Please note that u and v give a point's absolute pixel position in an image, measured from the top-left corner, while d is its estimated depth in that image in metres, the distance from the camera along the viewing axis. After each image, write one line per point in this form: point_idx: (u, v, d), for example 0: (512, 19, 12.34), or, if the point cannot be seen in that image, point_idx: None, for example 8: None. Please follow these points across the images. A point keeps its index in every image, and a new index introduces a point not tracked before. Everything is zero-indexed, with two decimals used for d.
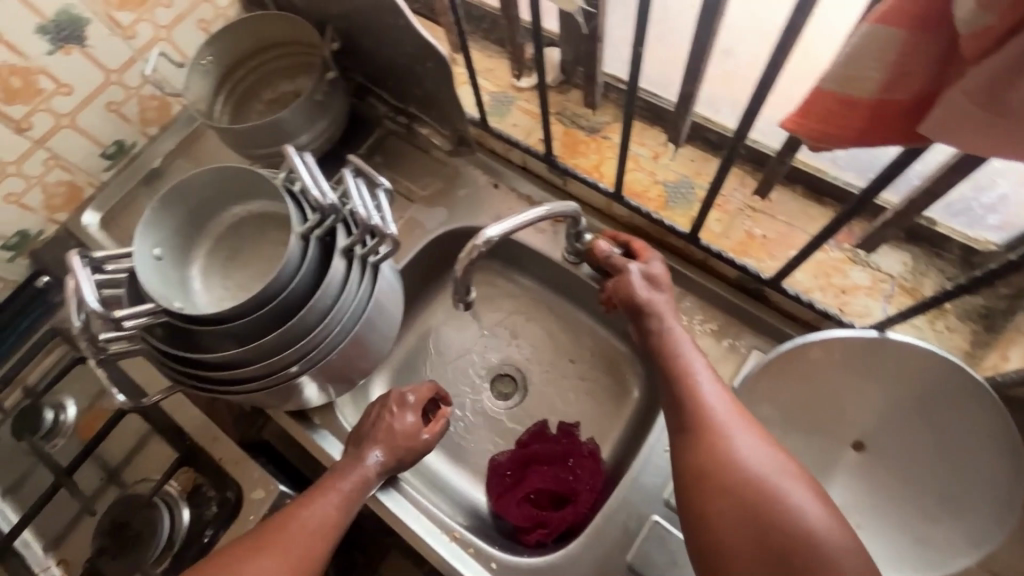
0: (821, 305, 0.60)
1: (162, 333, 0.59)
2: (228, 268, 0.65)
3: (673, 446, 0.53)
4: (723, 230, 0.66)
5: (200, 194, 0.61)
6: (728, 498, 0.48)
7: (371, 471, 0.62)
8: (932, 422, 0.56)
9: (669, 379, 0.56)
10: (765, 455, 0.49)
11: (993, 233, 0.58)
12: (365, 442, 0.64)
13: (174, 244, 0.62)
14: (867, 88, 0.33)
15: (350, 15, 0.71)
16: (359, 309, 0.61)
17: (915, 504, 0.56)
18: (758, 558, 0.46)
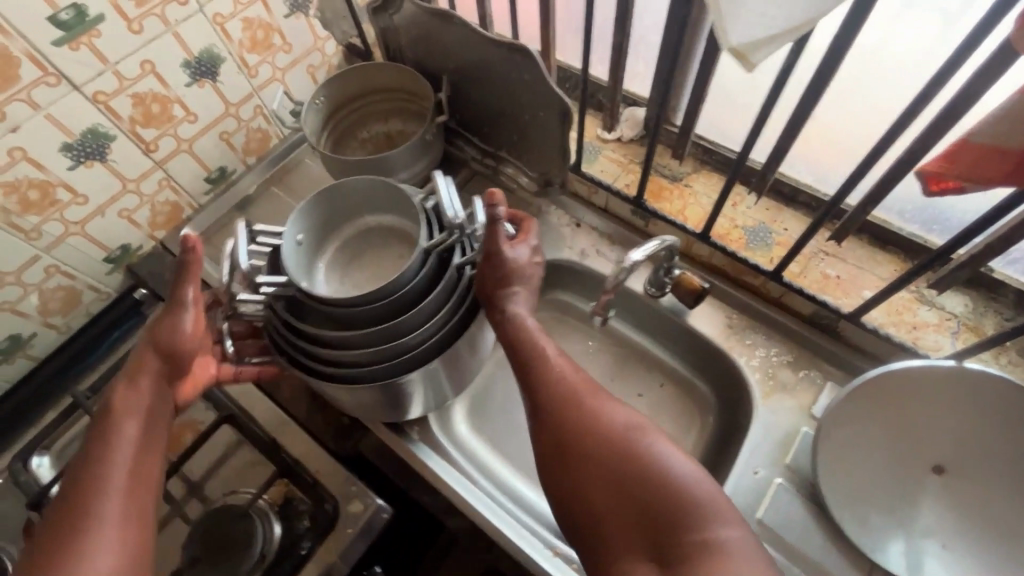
0: (895, 338, 0.68)
1: (283, 308, 0.65)
2: (349, 267, 0.72)
3: (541, 423, 0.59)
4: (801, 269, 0.74)
5: (347, 199, 0.68)
6: (589, 454, 0.55)
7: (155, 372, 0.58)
8: (1005, 445, 0.61)
9: (526, 365, 0.61)
10: (619, 414, 0.57)
11: None
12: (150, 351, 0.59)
13: (313, 234, 0.69)
14: (1015, 142, 0.37)
15: (467, 68, 0.80)
16: (459, 322, 0.66)
17: (998, 523, 0.60)
18: (618, 494, 0.52)
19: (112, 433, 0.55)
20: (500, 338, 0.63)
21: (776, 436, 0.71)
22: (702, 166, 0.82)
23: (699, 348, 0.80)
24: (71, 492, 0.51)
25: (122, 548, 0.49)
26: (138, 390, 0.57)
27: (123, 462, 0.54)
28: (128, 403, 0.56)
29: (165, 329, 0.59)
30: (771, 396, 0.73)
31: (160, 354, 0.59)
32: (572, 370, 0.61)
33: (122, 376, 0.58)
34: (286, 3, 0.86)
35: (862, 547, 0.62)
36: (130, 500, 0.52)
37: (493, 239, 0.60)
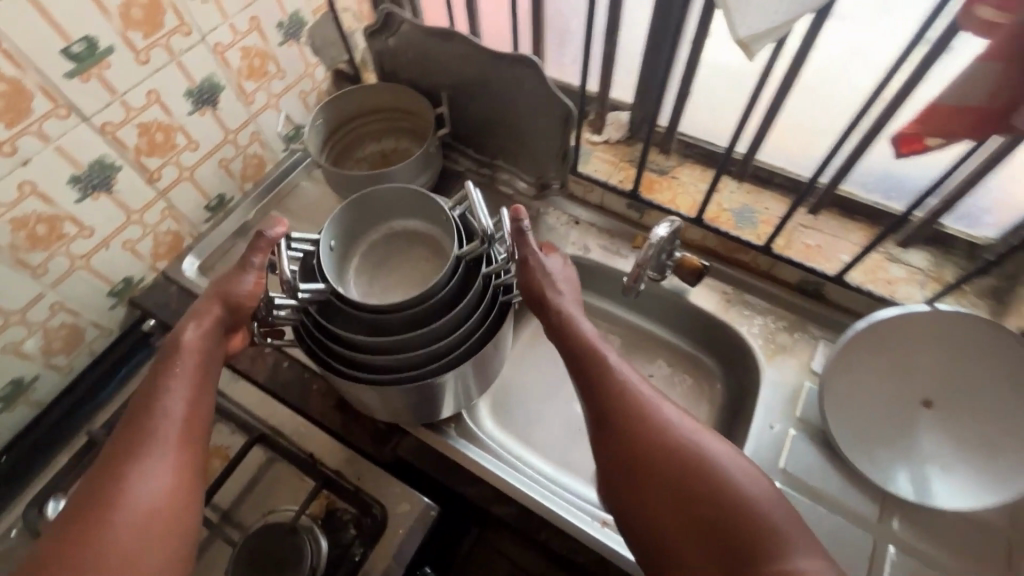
0: (872, 291, 0.77)
1: (316, 312, 0.64)
2: (377, 271, 0.74)
3: (604, 434, 0.58)
4: (786, 242, 0.83)
5: (377, 205, 0.71)
6: (660, 471, 0.54)
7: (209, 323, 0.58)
8: (984, 376, 0.70)
9: (586, 372, 0.60)
10: (688, 429, 0.56)
11: (989, 229, 0.74)
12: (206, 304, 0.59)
13: (344, 240, 0.71)
14: (976, 98, 0.45)
15: (465, 82, 0.85)
16: (485, 330, 0.66)
17: (982, 444, 0.69)
18: (691, 516, 0.51)
19: (174, 364, 0.55)
20: (556, 338, 0.63)
21: (785, 393, 0.77)
22: (687, 159, 0.90)
23: (703, 324, 0.87)
24: (133, 416, 0.52)
25: (171, 480, 0.50)
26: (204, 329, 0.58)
27: (182, 393, 0.54)
28: (192, 339, 0.57)
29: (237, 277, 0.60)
30: (775, 358, 0.80)
31: (229, 298, 0.59)
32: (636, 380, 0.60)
33: (191, 311, 0.59)
34: (281, 31, 0.89)
35: (873, 479, 0.69)
36: (183, 435, 0.52)
37: (526, 247, 0.64)
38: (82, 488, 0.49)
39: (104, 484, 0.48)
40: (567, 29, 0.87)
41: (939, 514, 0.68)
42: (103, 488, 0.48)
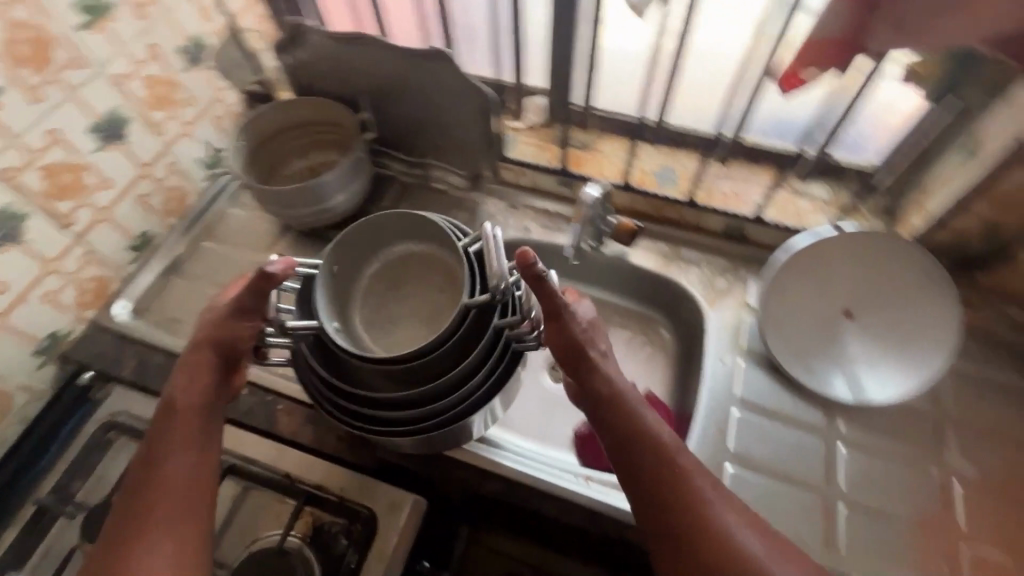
0: (786, 224, 0.85)
1: (311, 351, 0.64)
2: (382, 295, 0.75)
3: (638, 501, 0.56)
4: (707, 193, 0.89)
5: (385, 229, 0.71)
6: (694, 550, 0.53)
7: (200, 377, 0.59)
8: (892, 283, 0.78)
9: (623, 435, 0.58)
10: (724, 505, 0.55)
11: (874, 155, 0.83)
12: (198, 352, 0.59)
13: (347, 263, 0.70)
14: (834, 31, 0.54)
15: (383, 83, 0.86)
16: (488, 389, 0.63)
17: (896, 343, 0.78)
18: None
19: (171, 426, 0.56)
20: (588, 394, 0.61)
21: (729, 330, 0.84)
22: (606, 131, 0.95)
23: (647, 284, 0.92)
24: (136, 483, 0.54)
25: (175, 554, 0.51)
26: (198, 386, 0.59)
27: (181, 456, 0.55)
28: (185, 399, 0.58)
29: (226, 323, 0.59)
30: (715, 301, 0.86)
31: (220, 348, 0.60)
32: (676, 444, 0.58)
33: (186, 362, 0.60)
34: (183, 57, 0.86)
35: (811, 387, 0.77)
36: (186, 501, 0.54)
37: (549, 299, 0.58)
38: (99, 556, 0.51)
39: (117, 559, 0.50)
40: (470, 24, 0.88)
41: (874, 409, 0.77)
42: (113, 560, 0.50)
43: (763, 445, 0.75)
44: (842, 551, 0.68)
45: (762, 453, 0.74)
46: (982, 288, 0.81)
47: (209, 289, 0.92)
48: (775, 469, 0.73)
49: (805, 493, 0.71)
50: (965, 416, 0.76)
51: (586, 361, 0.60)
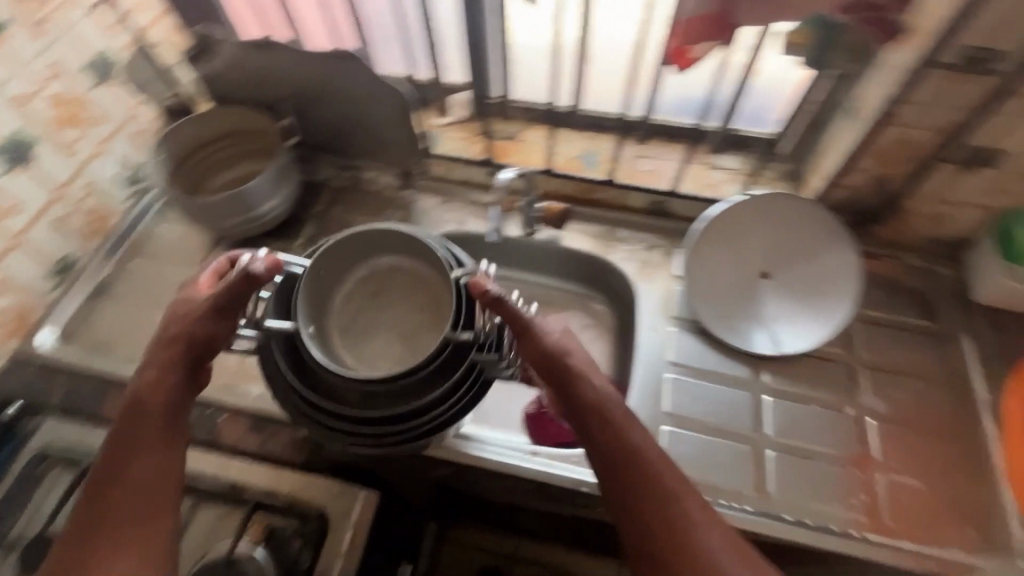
0: (702, 195, 0.90)
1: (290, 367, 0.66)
2: (366, 305, 0.75)
3: (618, 517, 0.53)
4: (628, 173, 0.93)
5: (376, 241, 0.71)
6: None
7: (167, 372, 0.57)
8: (800, 241, 0.84)
9: (602, 449, 0.54)
10: (713, 529, 0.50)
11: (772, 125, 0.88)
12: (170, 344, 0.58)
13: (336, 268, 0.71)
14: (705, 7, 0.59)
15: (301, 88, 0.87)
16: (460, 406, 0.65)
17: (807, 296, 0.83)
18: None
19: (133, 425, 0.55)
20: (567, 404, 0.57)
21: (659, 300, 0.88)
22: (530, 121, 0.98)
23: (581, 264, 0.96)
24: (96, 485, 0.52)
25: (138, 558, 0.50)
26: (164, 383, 0.57)
27: (143, 455, 0.54)
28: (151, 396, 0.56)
29: (196, 318, 0.58)
30: (644, 274, 0.91)
31: (189, 343, 0.58)
32: (661, 460, 0.53)
33: (151, 360, 0.58)
34: (90, 74, 0.84)
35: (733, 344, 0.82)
36: (150, 500, 0.52)
37: (511, 317, 0.59)
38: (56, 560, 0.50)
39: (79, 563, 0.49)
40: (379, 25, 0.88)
41: (794, 359, 0.82)
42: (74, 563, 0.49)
43: (695, 403, 0.79)
44: (773, 492, 0.72)
45: (696, 411, 0.79)
46: (880, 240, 0.88)
47: (142, 309, 0.90)
48: (708, 424, 0.77)
49: (736, 442, 0.76)
50: (873, 356, 0.83)
51: (562, 371, 0.57)
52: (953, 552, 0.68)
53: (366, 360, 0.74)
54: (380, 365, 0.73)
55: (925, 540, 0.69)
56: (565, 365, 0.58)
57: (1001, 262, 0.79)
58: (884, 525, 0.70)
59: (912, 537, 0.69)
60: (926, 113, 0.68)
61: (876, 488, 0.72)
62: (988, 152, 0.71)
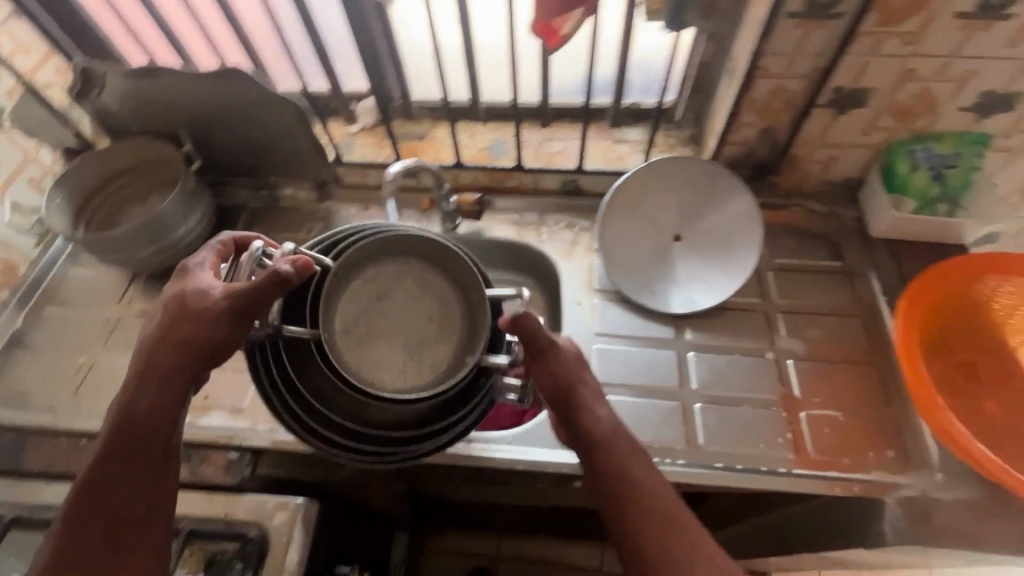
0: (609, 168, 0.93)
1: (283, 377, 0.57)
2: (364, 305, 0.60)
3: (616, 548, 0.54)
4: (537, 156, 0.95)
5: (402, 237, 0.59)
6: None
7: (170, 384, 0.54)
8: (702, 200, 0.86)
9: (606, 482, 0.56)
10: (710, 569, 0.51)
11: (649, 97, 0.93)
12: (179, 348, 0.54)
13: (346, 260, 0.57)
14: None
15: (195, 112, 0.86)
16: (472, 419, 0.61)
17: (717, 251, 0.86)
18: None
19: (123, 439, 0.52)
20: (574, 439, 0.59)
21: (580, 275, 0.90)
22: (436, 118, 0.99)
23: (504, 252, 0.97)
24: (85, 497, 0.51)
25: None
26: (159, 396, 0.53)
27: (134, 475, 0.51)
28: (148, 412, 0.53)
29: (200, 323, 0.53)
30: (565, 252, 0.92)
31: (193, 349, 0.54)
32: (663, 497, 0.55)
33: (147, 360, 0.54)
34: None
35: (653, 307, 0.84)
36: (143, 524, 0.51)
37: (535, 339, 0.58)
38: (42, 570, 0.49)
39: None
40: (263, 39, 0.88)
41: (710, 312, 0.85)
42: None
43: (622, 369, 0.81)
44: (701, 443, 0.74)
45: (622, 375, 0.80)
46: (781, 189, 0.92)
47: (59, 355, 0.87)
48: (636, 386, 0.79)
49: (665, 400, 0.78)
50: (787, 300, 0.86)
51: (573, 404, 0.58)
52: (876, 474, 0.71)
53: (366, 371, 0.59)
54: (380, 378, 0.59)
55: (848, 466, 0.71)
56: (575, 398, 0.59)
57: (888, 195, 0.83)
58: (808, 457, 0.72)
59: (836, 465, 0.72)
60: (790, 62, 0.72)
61: (799, 423, 0.75)
62: (854, 91, 0.75)
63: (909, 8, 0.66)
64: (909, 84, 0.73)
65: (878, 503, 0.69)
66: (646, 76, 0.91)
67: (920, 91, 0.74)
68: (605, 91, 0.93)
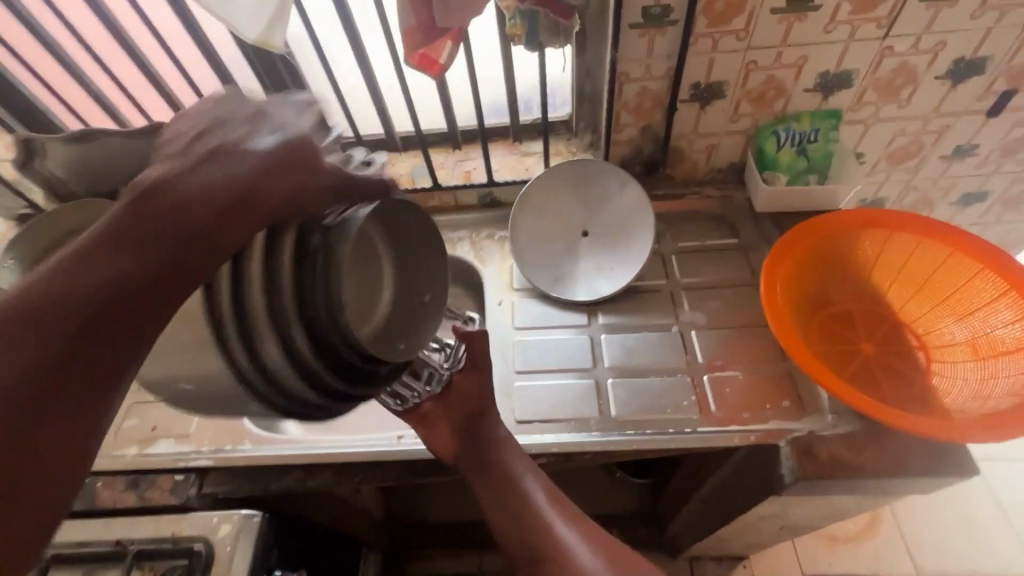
0: (516, 178, 1.02)
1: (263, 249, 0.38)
2: None
3: (512, 540, 0.63)
4: (452, 175, 1.04)
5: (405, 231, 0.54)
6: None
7: (227, 227, 0.35)
8: (598, 195, 0.94)
9: (499, 480, 0.66)
10: (587, 546, 0.61)
11: (532, 112, 1.02)
12: (260, 192, 0.37)
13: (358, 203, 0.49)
14: (410, 21, 0.69)
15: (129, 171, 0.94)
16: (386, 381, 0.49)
17: (620, 242, 0.93)
18: None
19: (75, 335, 0.31)
20: (475, 446, 0.68)
21: (501, 277, 0.98)
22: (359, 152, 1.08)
23: None
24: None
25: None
26: (176, 295, 0.34)
27: (47, 403, 0.30)
28: (195, 246, 0.34)
29: (289, 187, 0.39)
30: (485, 258, 1.00)
31: (288, 200, 0.39)
32: (546, 492, 0.66)
33: (184, 200, 0.35)
34: None
35: (565, 298, 0.92)
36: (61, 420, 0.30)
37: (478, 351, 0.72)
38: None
39: None
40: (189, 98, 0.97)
41: (619, 297, 0.92)
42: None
43: (541, 356, 0.87)
44: (614, 414, 0.80)
45: (541, 363, 0.87)
46: (676, 180, 1.01)
47: None
48: (554, 370, 0.86)
49: (580, 379, 0.84)
50: (689, 277, 0.93)
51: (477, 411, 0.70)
52: (773, 422, 0.76)
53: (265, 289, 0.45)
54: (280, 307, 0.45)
55: (747, 418, 0.77)
56: (478, 409, 0.70)
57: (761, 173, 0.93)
58: (711, 415, 0.78)
59: (737, 419, 0.78)
60: (645, 66, 0.83)
61: (702, 385, 0.81)
62: (709, 85, 0.85)
63: (733, 10, 0.76)
64: (755, 74, 0.83)
65: (773, 448, 0.75)
66: (532, 96, 1.00)
67: (766, 78, 0.84)
68: (500, 112, 1.02)
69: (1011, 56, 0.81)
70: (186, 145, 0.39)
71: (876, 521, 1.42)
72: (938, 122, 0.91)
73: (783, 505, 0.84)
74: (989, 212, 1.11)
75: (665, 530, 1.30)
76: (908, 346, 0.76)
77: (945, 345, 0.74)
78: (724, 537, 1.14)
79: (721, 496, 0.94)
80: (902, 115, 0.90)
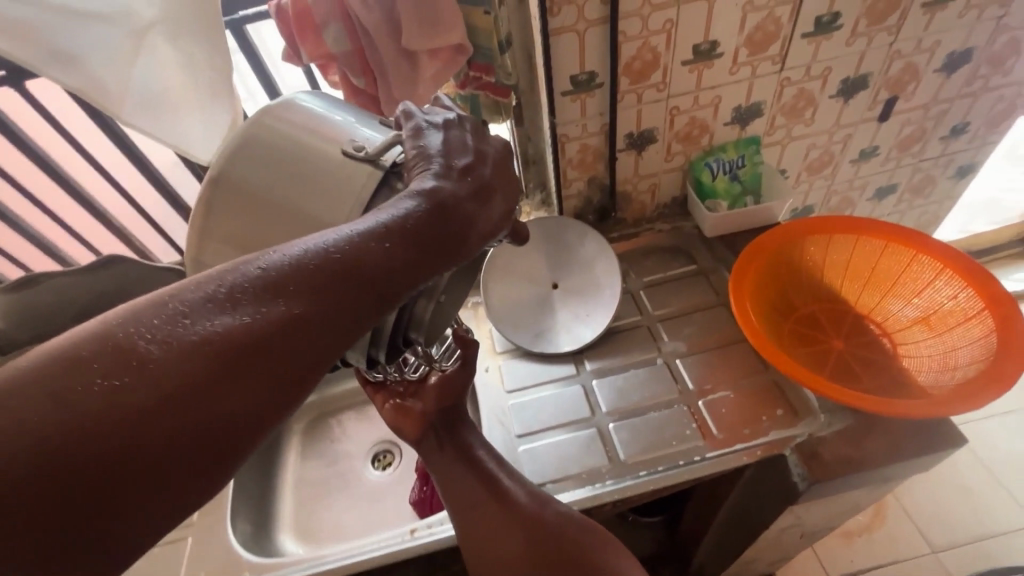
0: None
1: None
2: (263, 158, 0.53)
3: (453, 484, 0.67)
4: None
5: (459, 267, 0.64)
6: (486, 514, 0.64)
7: (446, 242, 0.44)
8: (562, 247, 0.97)
9: (450, 442, 0.70)
10: (519, 487, 0.67)
11: None
12: (469, 222, 0.46)
13: None
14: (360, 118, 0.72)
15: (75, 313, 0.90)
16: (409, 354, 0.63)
17: (588, 290, 0.95)
18: (499, 545, 0.63)
19: (320, 302, 0.37)
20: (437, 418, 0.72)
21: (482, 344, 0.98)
22: None
23: None
24: (232, 324, 0.34)
25: (229, 427, 0.34)
26: (398, 289, 0.41)
27: (277, 353, 0.35)
28: (415, 253, 0.42)
29: (489, 220, 0.49)
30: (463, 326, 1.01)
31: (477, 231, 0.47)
32: (490, 454, 0.70)
33: (440, 214, 0.44)
34: None
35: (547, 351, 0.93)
36: (284, 380, 0.36)
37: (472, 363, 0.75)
38: (76, 337, 0.32)
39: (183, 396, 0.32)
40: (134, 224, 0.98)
41: (600, 340, 0.95)
42: (67, 379, 0.30)
43: (538, 414, 0.87)
44: (623, 458, 0.80)
45: (540, 422, 0.86)
46: (628, 222, 1.07)
47: None
48: (555, 427, 0.85)
49: (583, 431, 0.84)
50: (662, 309, 0.97)
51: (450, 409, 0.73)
52: (773, 434, 0.78)
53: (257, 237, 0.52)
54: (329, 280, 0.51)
55: (749, 435, 0.79)
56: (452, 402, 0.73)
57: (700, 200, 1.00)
58: (715, 439, 0.80)
59: (739, 438, 0.79)
60: (582, 125, 0.89)
61: (699, 411, 0.83)
62: (642, 133, 0.92)
63: (650, 68, 0.84)
64: (679, 117, 0.92)
65: (780, 458, 0.76)
66: None
67: (690, 119, 0.93)
68: None
69: (886, 71, 0.93)
70: (427, 155, 0.48)
71: (882, 508, 1.45)
72: (841, 132, 1.02)
73: (799, 513, 0.85)
74: (901, 201, 1.24)
75: (689, 565, 1.28)
76: (873, 335, 0.82)
77: (904, 328, 0.80)
78: (749, 559, 1.13)
79: (739, 519, 0.94)
80: (810, 132, 1.00)
